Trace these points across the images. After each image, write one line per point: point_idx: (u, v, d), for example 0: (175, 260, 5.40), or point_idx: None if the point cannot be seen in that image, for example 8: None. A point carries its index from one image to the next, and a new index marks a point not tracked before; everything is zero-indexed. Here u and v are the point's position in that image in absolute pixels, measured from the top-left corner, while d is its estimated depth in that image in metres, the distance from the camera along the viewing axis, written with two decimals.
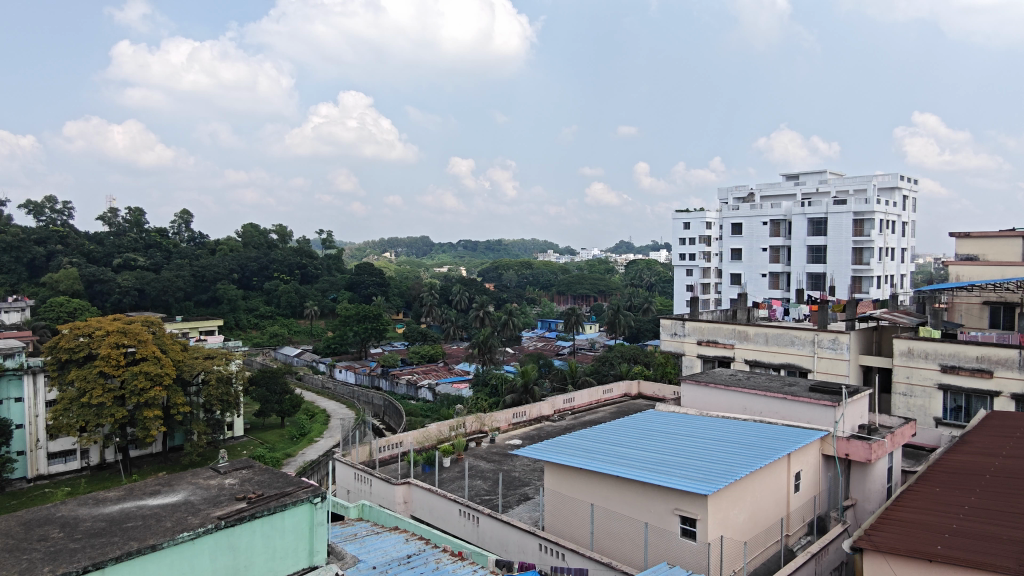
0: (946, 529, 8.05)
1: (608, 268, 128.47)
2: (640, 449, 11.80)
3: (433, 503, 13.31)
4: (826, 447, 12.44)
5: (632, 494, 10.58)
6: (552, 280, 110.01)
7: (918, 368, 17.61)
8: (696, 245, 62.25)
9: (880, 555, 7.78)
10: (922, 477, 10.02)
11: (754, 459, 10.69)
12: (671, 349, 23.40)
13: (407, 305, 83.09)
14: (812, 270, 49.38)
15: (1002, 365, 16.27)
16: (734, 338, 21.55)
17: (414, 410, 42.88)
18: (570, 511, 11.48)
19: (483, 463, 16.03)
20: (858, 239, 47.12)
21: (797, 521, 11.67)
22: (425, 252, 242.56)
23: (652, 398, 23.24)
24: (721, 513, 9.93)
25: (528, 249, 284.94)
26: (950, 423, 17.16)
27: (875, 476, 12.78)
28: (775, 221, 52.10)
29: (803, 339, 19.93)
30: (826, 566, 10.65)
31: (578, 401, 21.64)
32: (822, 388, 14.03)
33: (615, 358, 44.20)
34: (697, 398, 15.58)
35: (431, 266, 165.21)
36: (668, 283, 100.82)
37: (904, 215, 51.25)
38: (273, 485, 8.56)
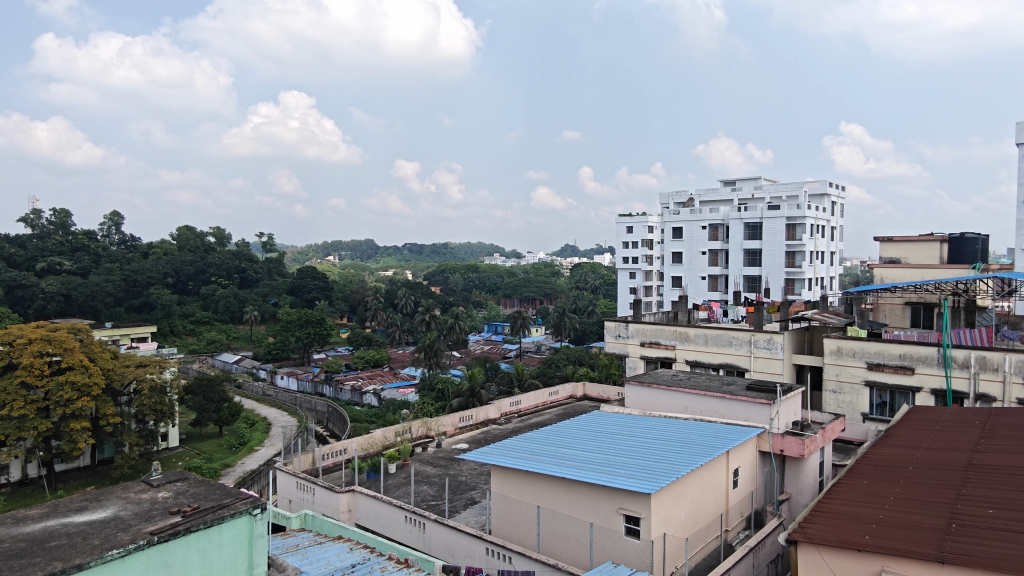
0: (873, 520, 8.46)
1: (553, 270, 129.58)
2: (586, 450, 11.94)
3: (377, 511, 13.14)
4: (762, 444, 12.88)
5: (578, 495, 10.70)
6: (498, 284, 110.24)
7: (847, 366, 18.45)
8: (638, 249, 63.52)
9: (813, 547, 8.13)
10: (851, 470, 10.51)
11: (695, 457, 10.97)
12: (615, 350, 23.79)
13: (352, 310, 81.73)
14: (749, 273, 51.13)
15: (923, 362, 17.20)
16: (676, 339, 22.08)
17: (359, 416, 42.20)
18: (516, 513, 11.51)
19: (429, 469, 15.89)
20: (790, 243, 49.09)
21: (736, 516, 12.04)
22: (370, 256, 239.08)
23: (597, 400, 23.59)
24: (664, 510, 10.16)
25: (474, 251, 284.50)
26: (876, 418, 18.04)
27: (808, 471, 13.33)
28: (714, 225, 53.71)
29: (740, 339, 20.60)
30: (763, 558, 11.04)
31: (524, 403, 21.71)
32: (758, 387, 14.53)
33: (560, 360, 44.63)
34: (640, 399, 15.87)
35: (376, 270, 162.97)
36: (612, 285, 102.49)
37: (834, 220, 53.65)
38: (209, 497, 8.27)
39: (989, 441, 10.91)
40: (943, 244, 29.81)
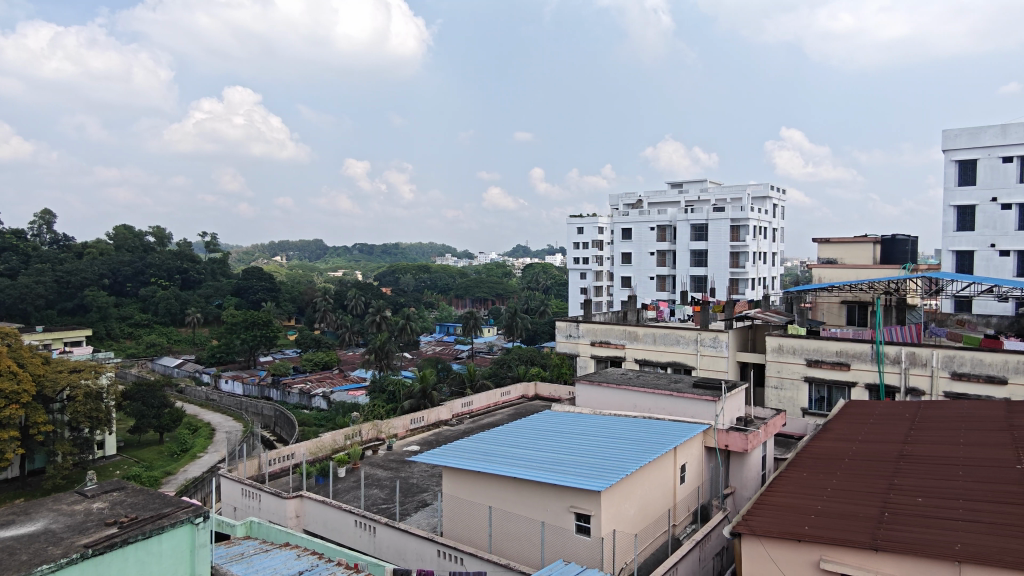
0: (811, 511, 8.78)
1: (505, 271, 129.90)
2: (537, 449, 12.02)
3: (327, 516, 12.91)
4: (708, 440, 13.21)
5: (528, 494, 10.77)
6: (450, 284, 109.79)
7: (787, 363, 19.10)
8: (589, 249, 64.24)
9: (755, 538, 8.38)
10: (792, 463, 10.89)
11: (644, 454, 11.17)
12: (566, 350, 24.01)
13: (300, 311, 79.98)
14: (695, 273, 52.41)
15: (858, 358, 17.95)
16: (625, 338, 22.43)
17: (307, 420, 41.36)
18: (467, 514, 11.47)
19: (380, 471, 15.70)
20: (734, 244, 50.55)
21: (683, 511, 12.32)
22: (318, 256, 234.71)
23: (549, 399, 23.77)
24: (614, 507, 10.30)
25: (426, 252, 282.39)
26: (814, 412, 18.73)
27: (751, 465, 13.75)
28: (662, 226, 54.76)
29: (687, 338, 21.07)
30: (710, 551, 11.33)
31: (476, 404, 21.67)
32: (704, 384, 14.91)
33: (512, 360, 44.75)
34: (591, 397, 16.06)
35: (326, 270, 160.07)
36: (563, 285, 103.44)
37: (775, 222, 55.49)
38: (148, 507, 7.96)
39: (919, 432, 11.48)
40: (876, 245, 31.20)
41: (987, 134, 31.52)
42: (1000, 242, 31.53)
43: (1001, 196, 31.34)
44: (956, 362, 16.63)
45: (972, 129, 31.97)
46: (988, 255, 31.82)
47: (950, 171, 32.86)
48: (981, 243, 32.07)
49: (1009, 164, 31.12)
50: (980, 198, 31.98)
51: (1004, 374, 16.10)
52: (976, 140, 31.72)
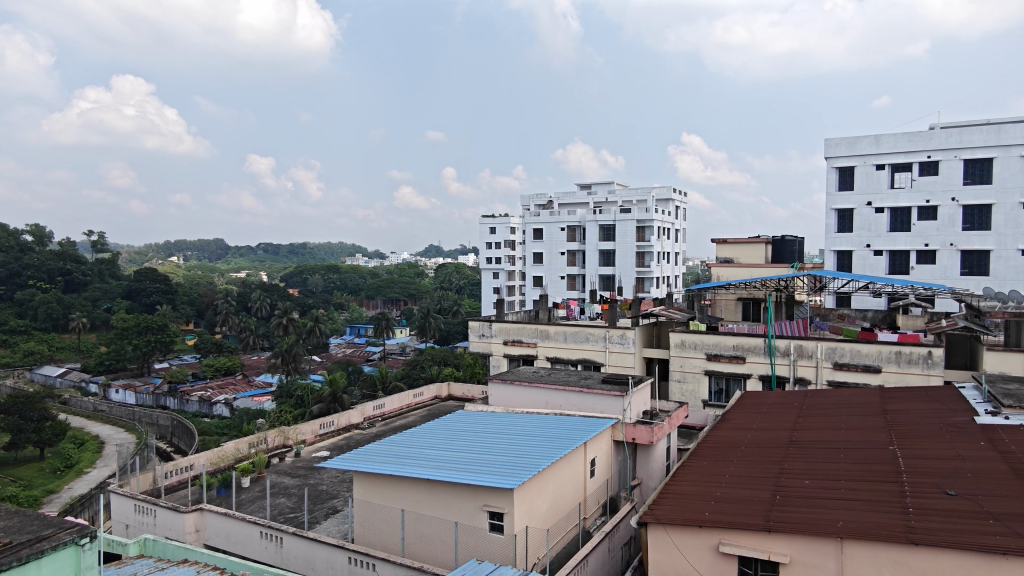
0: (712, 497, 9.26)
1: (418, 270, 128.61)
2: (451, 449, 11.99)
3: (229, 528, 12.32)
4: (616, 434, 13.66)
5: (441, 495, 10.74)
6: (360, 285, 107.32)
7: (689, 358, 20.01)
8: (501, 249, 64.73)
9: (660, 527, 8.73)
10: (694, 453, 11.43)
11: (555, 450, 11.39)
12: (479, 349, 24.07)
13: (199, 314, 75.84)
14: (604, 272, 53.97)
15: (752, 352, 19.06)
16: (537, 336, 22.76)
17: (208, 428, 39.32)
18: (379, 519, 11.28)
19: (287, 479, 15.16)
20: (640, 244, 52.47)
21: (593, 504, 12.66)
22: (219, 257, 223.63)
23: (461, 399, 23.77)
24: (527, 504, 10.45)
25: (335, 252, 274.42)
26: (714, 404, 19.70)
27: (656, 456, 14.33)
28: (572, 227, 55.88)
29: (596, 335, 21.63)
30: (618, 541, 11.69)
31: (388, 407, 21.34)
32: (612, 379, 15.40)
33: (425, 361, 44.38)
34: (503, 396, 16.17)
35: (227, 272, 152.44)
36: (476, 285, 103.70)
37: (677, 223, 58.09)
38: (25, 529, 7.31)
39: (807, 419, 12.37)
40: (767, 246, 33.20)
41: (863, 143, 34.33)
42: (875, 242, 34.43)
43: (875, 200, 34.25)
44: (838, 354, 18.03)
45: (850, 138, 34.71)
46: (864, 255, 34.67)
47: (831, 176, 35.46)
48: (858, 244, 34.84)
49: (881, 171, 34.07)
50: (857, 202, 34.73)
51: (879, 362, 17.63)
52: (854, 148, 34.46)
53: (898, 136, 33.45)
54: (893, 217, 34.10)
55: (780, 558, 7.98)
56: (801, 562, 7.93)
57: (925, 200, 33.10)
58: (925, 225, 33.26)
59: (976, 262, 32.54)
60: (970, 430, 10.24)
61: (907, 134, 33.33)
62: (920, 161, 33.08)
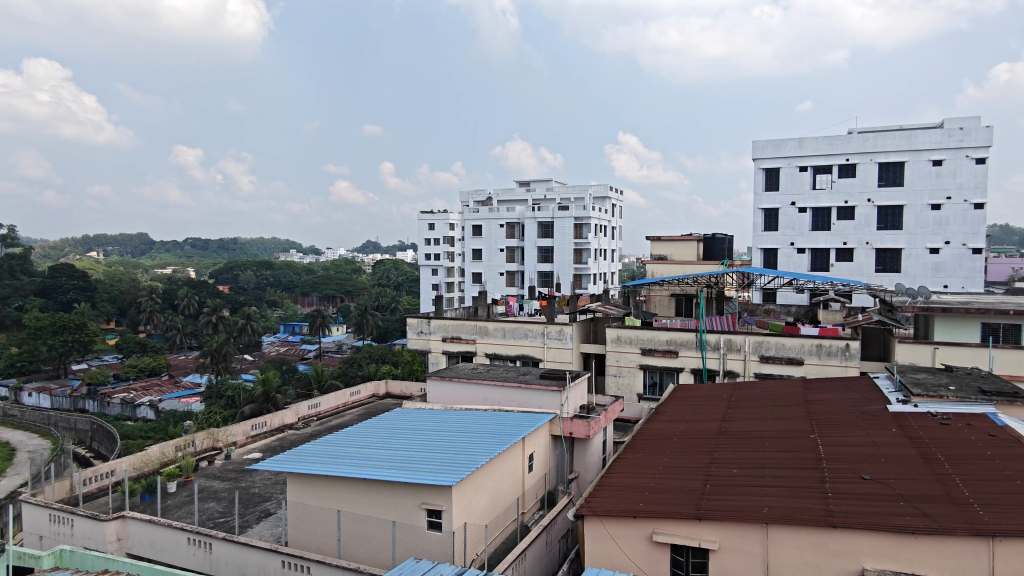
0: (645, 488, 9.51)
1: (355, 267, 126.19)
2: (390, 448, 11.85)
3: (154, 535, 11.81)
4: (554, 428, 13.87)
5: (378, 494, 10.61)
6: (295, 281, 104.50)
7: (625, 353, 20.44)
8: (440, 246, 64.37)
9: (596, 519, 8.90)
10: (629, 445, 11.69)
11: (494, 446, 11.43)
12: (417, 347, 23.86)
13: (121, 312, 72.26)
14: (542, 269, 54.45)
15: (684, 346, 19.65)
16: (475, 333, 22.76)
17: (131, 431, 37.46)
18: (314, 521, 11.04)
19: (216, 483, 14.62)
20: (578, 241, 53.27)
21: (531, 498, 12.77)
22: (143, 252, 212.92)
23: (399, 397, 23.53)
24: (465, 500, 10.45)
25: (267, 248, 265.83)
26: (648, 397, 20.19)
27: (593, 449, 14.60)
28: (511, 224, 56.04)
29: (535, 332, 21.81)
30: (556, 534, 11.84)
31: (324, 406, 20.90)
32: (550, 374, 15.58)
33: (362, 358, 43.70)
34: (441, 393, 16.06)
35: (151, 268, 145.41)
36: (415, 282, 102.70)
37: (614, 221, 59.22)
38: None
39: (735, 410, 12.86)
40: (699, 243, 34.25)
41: (788, 145, 35.86)
42: (798, 241, 36.03)
43: (799, 200, 35.80)
44: (764, 347, 18.79)
45: (775, 140, 36.18)
46: (789, 253, 36.25)
47: (758, 177, 36.86)
48: (783, 242, 36.34)
49: (804, 173, 35.69)
50: (782, 202, 36.21)
51: (801, 355, 18.47)
52: (780, 151, 35.91)
53: (819, 140, 35.14)
54: (814, 217, 35.77)
55: (710, 544, 8.26)
56: (729, 548, 8.24)
57: (843, 201, 34.86)
58: (843, 225, 35.02)
59: (889, 260, 34.56)
60: (883, 418, 10.89)
61: (828, 137, 35.03)
62: (839, 164, 34.83)
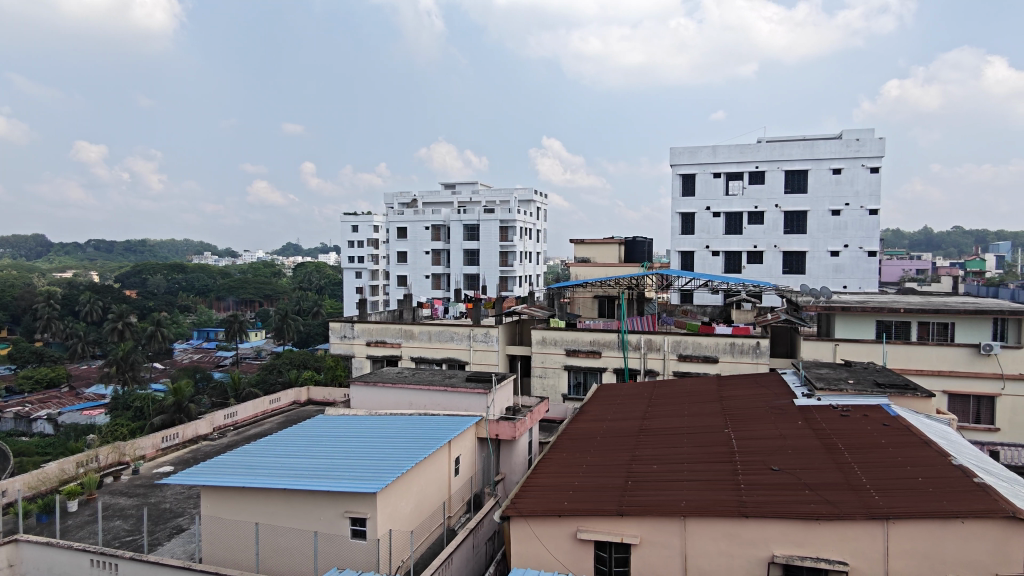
0: (569, 487, 9.67)
1: (274, 270, 121.91)
2: (313, 456, 11.51)
3: (52, 559, 10.99)
4: (479, 431, 13.85)
5: (299, 505, 10.33)
6: (209, 285, 99.85)
7: (550, 354, 20.71)
8: (364, 248, 63.18)
9: (522, 519, 8.99)
10: (555, 445, 11.87)
11: (419, 451, 11.34)
12: (340, 351, 23.31)
13: (14, 320, 66.95)
14: (468, 271, 54.44)
15: (607, 347, 20.12)
16: (401, 336, 22.48)
17: (25, 448, 34.67)
18: (230, 535, 10.59)
19: (123, 500, 13.77)
20: (503, 244, 53.61)
21: (457, 502, 12.72)
22: (38, 254, 197.84)
23: (322, 403, 22.95)
24: (390, 507, 10.31)
25: (180, 250, 252.90)
26: (573, 398, 20.54)
27: (519, 450, 14.71)
28: (436, 226, 55.63)
29: (460, 334, 21.76)
30: (482, 536, 11.85)
31: (241, 414, 20.09)
32: (476, 377, 15.56)
33: (282, 365, 42.30)
34: (365, 399, 15.74)
35: (48, 271, 135.33)
36: (338, 285, 100.50)
37: (538, 223, 59.97)
38: None
39: (655, 408, 13.28)
40: (621, 246, 35.01)
41: (703, 152, 37.34)
42: (713, 244, 37.61)
43: (713, 205, 37.38)
44: (682, 346, 19.50)
45: (691, 147, 37.59)
46: (705, 256, 37.78)
47: (676, 182, 38.21)
48: (699, 245, 37.83)
49: (717, 179, 37.28)
50: (698, 207, 37.70)
51: (716, 353, 19.25)
52: (695, 157, 37.34)
53: (732, 148, 36.77)
54: (728, 221, 37.44)
55: (632, 539, 8.50)
56: (650, 542, 8.50)
57: (754, 206, 36.66)
58: (753, 229, 36.83)
59: (795, 262, 36.62)
60: (790, 411, 11.54)
61: (739, 145, 36.70)
62: (749, 171, 36.59)
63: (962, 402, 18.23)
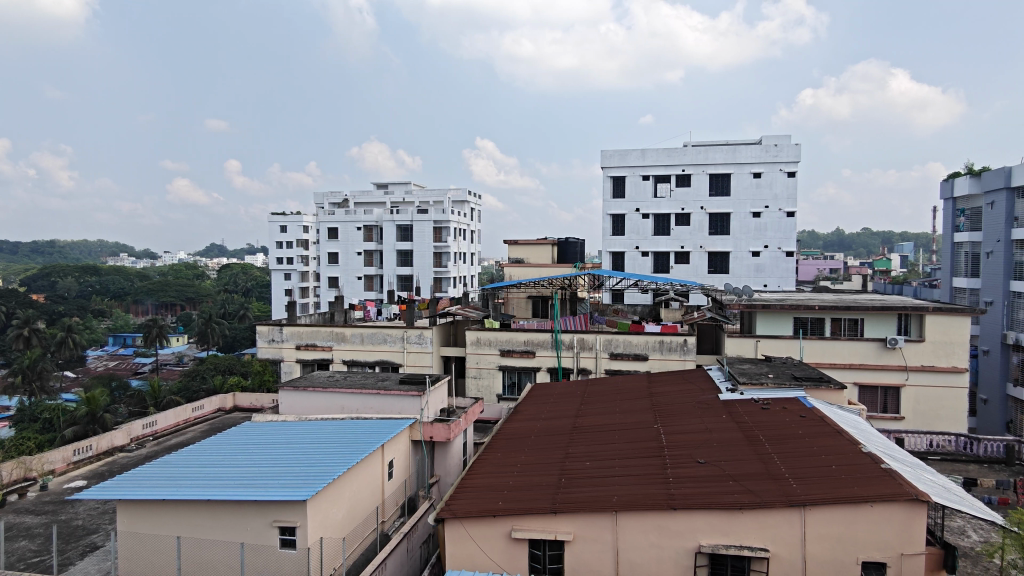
0: (504, 486, 9.71)
1: (197, 271, 116.92)
2: (239, 464, 11.10)
3: None
4: (414, 433, 13.70)
5: (225, 515, 9.93)
6: (126, 288, 94.76)
7: (484, 354, 20.73)
8: (293, 249, 61.50)
9: (457, 521, 8.96)
10: (489, 445, 11.88)
11: (351, 456, 11.12)
12: (268, 356, 22.56)
13: None
14: (401, 273, 53.83)
15: (541, 346, 20.32)
16: (332, 339, 21.98)
17: None
18: (150, 550, 10.07)
19: (29, 519, 12.86)
20: (437, 245, 53.34)
21: (390, 506, 12.54)
22: None
23: (249, 410, 22.18)
24: (321, 514, 10.06)
25: (92, 250, 238.75)
26: (507, 398, 20.62)
27: (453, 452, 14.66)
28: (369, 226, 54.67)
29: (394, 336, 21.50)
30: (417, 540, 11.75)
31: (161, 424, 19.15)
32: (410, 379, 15.40)
33: (206, 370, 40.55)
34: (295, 404, 15.30)
35: None
36: (266, 287, 97.40)
37: (472, 224, 60.01)
38: None
39: (587, 407, 13.53)
40: (554, 246, 35.38)
41: (632, 155, 38.30)
42: (642, 244, 38.60)
43: (642, 207, 38.39)
44: (613, 344, 19.92)
45: (621, 150, 38.47)
46: (635, 257, 38.72)
47: (607, 184, 39.01)
48: (629, 245, 38.74)
49: (646, 181, 38.31)
50: (628, 209, 38.61)
51: (646, 351, 19.76)
52: (625, 160, 38.27)
53: (659, 151, 37.84)
54: (656, 222, 38.50)
55: (565, 536, 8.62)
56: (582, 538, 8.64)
57: (681, 208, 37.88)
58: (680, 230, 38.03)
59: (719, 262, 38.04)
60: (715, 406, 11.99)
61: (666, 149, 37.83)
62: (677, 174, 37.77)
63: (871, 393, 19.45)
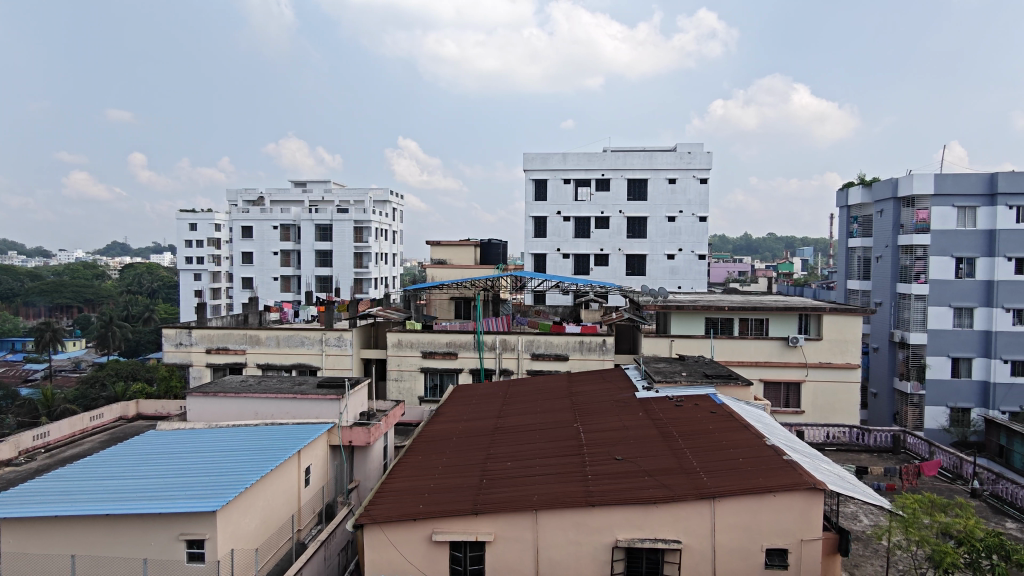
0: (425, 489, 9.62)
1: (96, 271, 109.36)
2: (142, 476, 10.48)
3: None
4: (332, 438, 13.38)
5: (126, 530, 9.36)
6: (14, 288, 87.41)
7: (405, 356, 20.49)
8: (204, 248, 58.69)
9: (377, 527, 8.81)
10: (411, 448, 11.73)
11: (265, 463, 10.73)
12: (175, 360, 21.38)
13: None
14: (320, 273, 52.37)
15: (463, 347, 20.29)
16: (246, 343, 21.12)
17: None
18: (39, 570, 9.34)
19: None
20: (358, 245, 52.24)
21: (307, 514, 12.19)
22: None
23: (153, 418, 20.97)
24: (232, 524, 9.66)
25: None
26: (429, 400, 20.46)
27: (373, 456, 14.42)
28: (286, 225, 52.86)
29: (312, 339, 20.92)
30: (334, 547, 11.48)
31: (54, 435, 17.79)
32: (328, 383, 14.99)
33: (105, 377, 38.03)
34: (205, 410, 14.59)
35: None
36: (174, 288, 92.41)
37: (394, 224, 59.21)
38: None
39: (508, 407, 13.62)
40: (477, 248, 35.33)
41: (554, 159, 38.87)
42: (564, 246, 39.24)
43: (563, 210, 39.05)
44: (535, 345, 20.15)
45: (543, 154, 38.99)
46: (557, 258, 39.33)
47: (529, 187, 39.42)
48: (551, 247, 39.31)
49: (567, 185, 38.98)
50: (550, 211, 39.16)
51: (566, 351, 20.10)
52: (547, 163, 38.83)
53: (580, 156, 38.59)
54: (577, 225, 39.24)
55: (486, 536, 8.64)
56: (504, 538, 8.68)
57: (601, 211, 38.79)
58: (600, 233, 38.94)
59: (637, 264, 39.19)
60: (631, 404, 12.36)
61: (586, 153, 38.65)
62: (596, 178, 38.65)
63: (775, 389, 20.61)
